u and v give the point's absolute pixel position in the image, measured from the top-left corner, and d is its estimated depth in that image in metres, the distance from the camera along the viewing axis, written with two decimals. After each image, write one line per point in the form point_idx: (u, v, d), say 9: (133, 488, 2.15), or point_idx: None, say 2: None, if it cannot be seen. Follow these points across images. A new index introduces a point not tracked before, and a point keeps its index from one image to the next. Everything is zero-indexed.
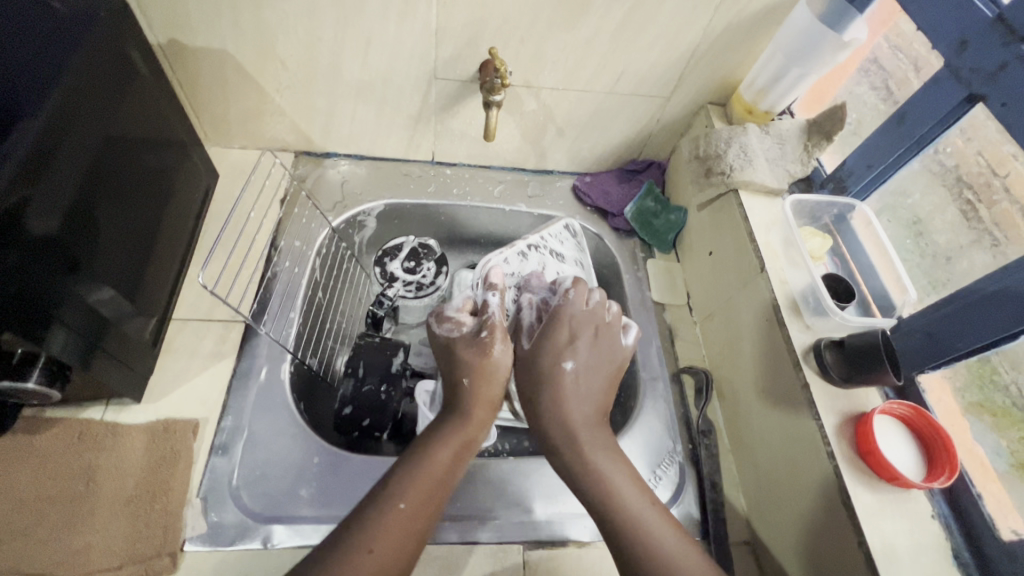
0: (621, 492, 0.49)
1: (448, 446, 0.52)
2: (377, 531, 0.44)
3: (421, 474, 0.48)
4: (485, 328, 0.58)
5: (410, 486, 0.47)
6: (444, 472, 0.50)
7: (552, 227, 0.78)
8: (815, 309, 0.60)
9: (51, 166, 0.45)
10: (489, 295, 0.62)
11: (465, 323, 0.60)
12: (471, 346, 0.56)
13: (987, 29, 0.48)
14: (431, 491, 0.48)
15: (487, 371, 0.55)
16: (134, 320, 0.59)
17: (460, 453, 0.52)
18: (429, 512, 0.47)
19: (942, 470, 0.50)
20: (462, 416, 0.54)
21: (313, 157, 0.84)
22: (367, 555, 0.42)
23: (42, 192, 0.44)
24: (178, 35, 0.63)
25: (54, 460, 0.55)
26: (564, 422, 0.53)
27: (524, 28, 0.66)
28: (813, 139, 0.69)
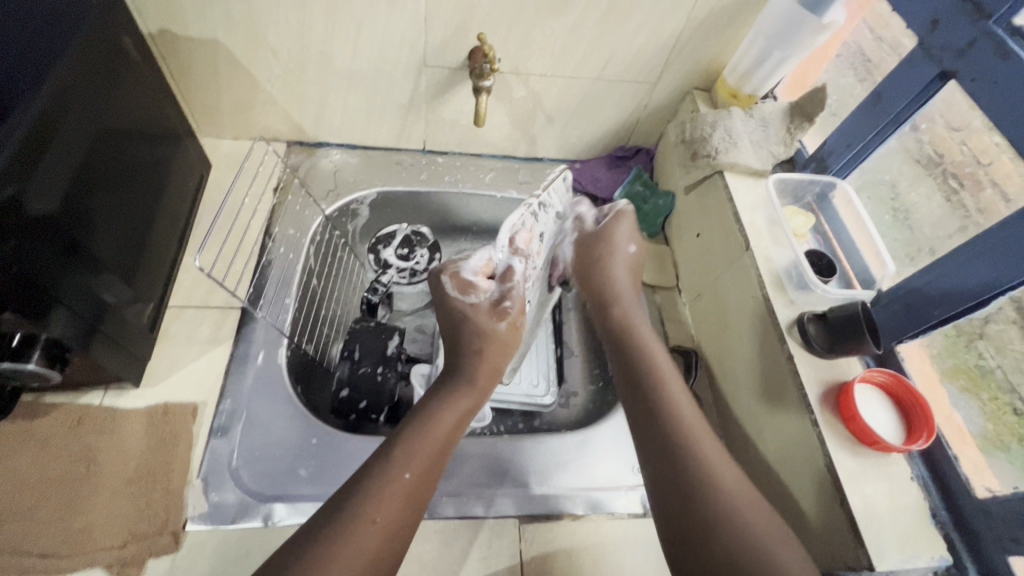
0: (663, 366, 0.59)
1: (452, 412, 0.57)
2: (379, 499, 0.47)
3: (424, 441, 0.53)
4: (507, 299, 0.64)
5: (412, 455, 0.51)
6: (445, 439, 0.54)
7: (552, 179, 0.66)
8: (799, 283, 0.62)
9: (50, 150, 0.46)
10: (514, 262, 0.63)
11: (483, 289, 0.66)
12: (492, 315, 0.64)
13: (956, 7, 0.50)
14: (432, 458, 0.52)
15: (500, 342, 0.64)
16: (132, 306, 0.60)
17: (463, 416, 0.57)
18: (430, 476, 0.52)
19: (919, 433, 0.52)
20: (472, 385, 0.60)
21: (305, 147, 0.85)
22: (371, 525, 0.46)
23: (41, 175, 0.45)
24: (169, 24, 0.64)
25: (53, 444, 0.55)
26: (612, 284, 0.68)
27: (511, 14, 0.67)
28: (796, 122, 0.71)
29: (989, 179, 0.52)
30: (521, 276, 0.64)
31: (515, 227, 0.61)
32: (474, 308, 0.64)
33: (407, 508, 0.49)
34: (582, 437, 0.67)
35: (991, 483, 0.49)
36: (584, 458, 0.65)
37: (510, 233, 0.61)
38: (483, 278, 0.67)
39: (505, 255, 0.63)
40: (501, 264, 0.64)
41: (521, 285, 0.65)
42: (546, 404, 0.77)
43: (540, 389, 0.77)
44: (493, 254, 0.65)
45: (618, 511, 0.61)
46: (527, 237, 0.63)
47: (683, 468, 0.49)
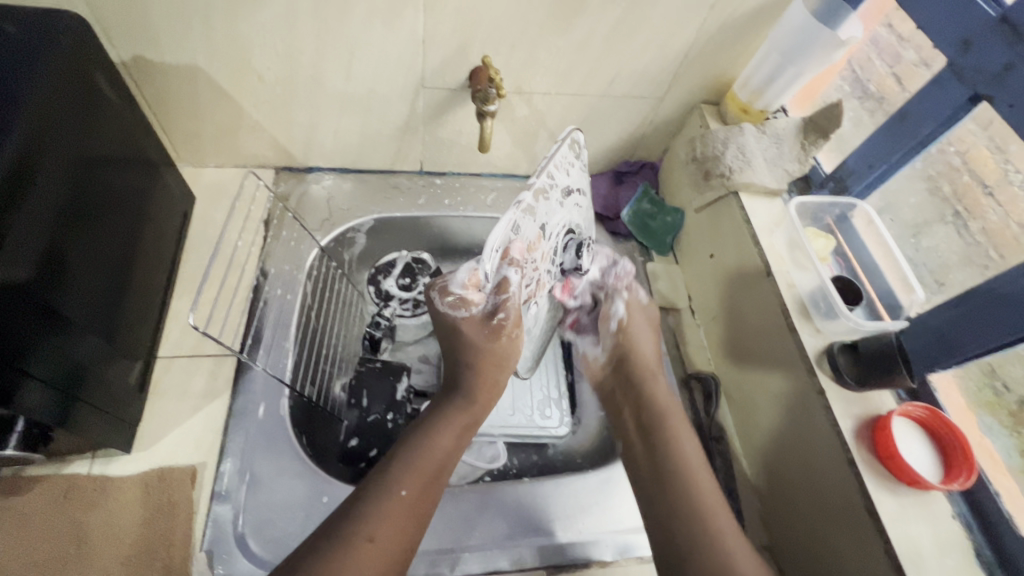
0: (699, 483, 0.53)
1: (448, 434, 0.54)
2: (379, 518, 0.46)
3: (424, 458, 0.51)
4: (500, 310, 0.51)
5: (411, 472, 0.50)
6: (444, 460, 0.53)
7: (553, 155, 0.53)
8: (826, 312, 0.59)
9: (28, 198, 0.42)
10: (507, 273, 0.47)
11: (475, 303, 0.51)
12: (482, 328, 0.53)
13: (991, 29, 0.48)
14: (430, 476, 0.51)
15: (495, 357, 0.56)
16: (117, 365, 0.55)
17: (458, 436, 0.55)
18: (428, 499, 0.50)
19: (960, 470, 0.50)
20: (467, 400, 0.57)
21: (295, 172, 0.80)
22: (368, 544, 0.44)
23: (18, 226, 0.41)
24: (143, 51, 0.59)
25: (39, 523, 0.52)
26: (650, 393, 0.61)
27: (515, 33, 0.63)
28: (810, 137, 0.68)
29: (964, 166, 0.59)
30: (519, 286, 0.49)
31: (514, 226, 0.46)
32: (467, 324, 0.53)
33: (408, 527, 0.47)
34: (604, 475, 0.64)
35: None
36: (608, 500, 0.63)
37: (503, 241, 0.45)
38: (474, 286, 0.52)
39: (494, 266, 0.46)
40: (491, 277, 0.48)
41: (519, 295, 0.50)
42: (560, 435, 0.74)
43: (553, 420, 0.74)
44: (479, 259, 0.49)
45: (646, 553, 0.59)
46: (523, 246, 0.48)
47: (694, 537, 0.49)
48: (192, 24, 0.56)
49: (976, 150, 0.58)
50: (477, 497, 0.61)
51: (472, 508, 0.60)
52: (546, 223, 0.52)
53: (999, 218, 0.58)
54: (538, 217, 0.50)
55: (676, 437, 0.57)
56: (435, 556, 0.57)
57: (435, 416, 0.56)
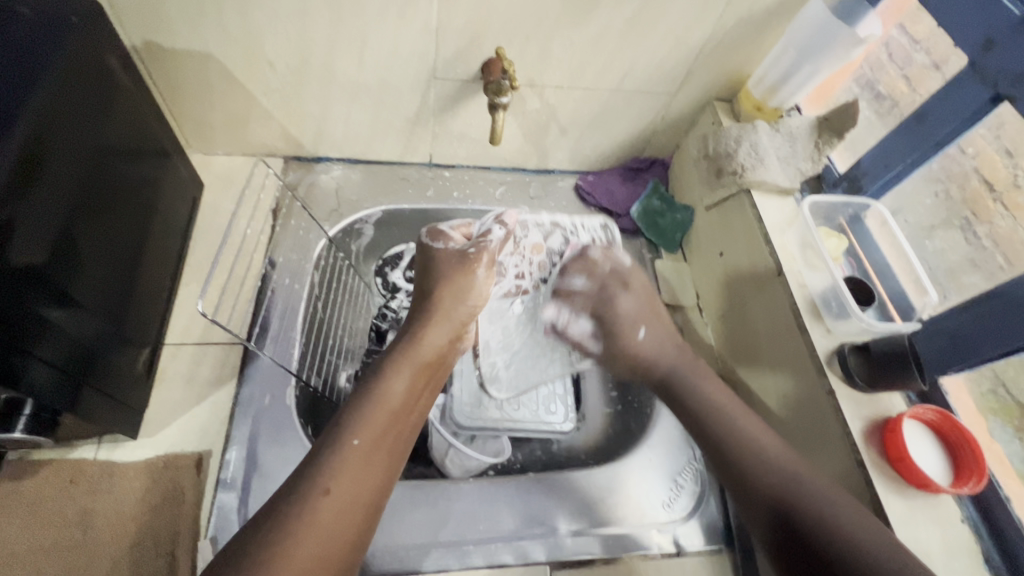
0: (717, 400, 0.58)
1: (401, 378, 0.53)
2: (335, 469, 0.44)
3: (376, 406, 0.50)
4: (474, 248, 0.63)
5: (363, 421, 0.48)
6: (399, 403, 0.51)
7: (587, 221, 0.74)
8: (837, 312, 0.59)
9: (38, 181, 0.42)
10: (494, 227, 0.65)
11: (453, 240, 0.64)
12: (455, 260, 0.62)
13: (1015, 29, 0.48)
14: (384, 422, 0.49)
15: (457, 286, 0.61)
16: (125, 350, 0.55)
17: (412, 380, 0.53)
18: (387, 441, 0.48)
19: (969, 474, 0.50)
20: (415, 343, 0.56)
21: (304, 162, 0.80)
22: (324, 497, 0.43)
23: (28, 209, 0.41)
24: (156, 37, 0.58)
25: (47, 506, 0.52)
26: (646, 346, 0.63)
27: (530, 26, 0.62)
28: (824, 136, 0.68)
29: (973, 169, 0.58)
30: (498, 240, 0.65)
31: (527, 221, 0.71)
32: (443, 254, 0.62)
33: (369, 473, 0.46)
34: (611, 471, 0.64)
35: None
36: (613, 496, 0.62)
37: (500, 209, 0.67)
38: (459, 235, 0.66)
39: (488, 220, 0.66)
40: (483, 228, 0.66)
41: (494, 245, 0.64)
42: (564, 431, 0.72)
43: (557, 415, 0.73)
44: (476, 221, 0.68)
45: (652, 551, 0.59)
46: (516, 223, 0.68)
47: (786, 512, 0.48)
48: (206, 10, 0.56)
49: (986, 153, 0.56)
50: (483, 490, 0.61)
51: (476, 502, 0.60)
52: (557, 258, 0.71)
53: (1007, 223, 0.57)
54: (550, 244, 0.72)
55: (723, 416, 0.56)
56: (438, 549, 0.57)
57: (386, 362, 0.54)
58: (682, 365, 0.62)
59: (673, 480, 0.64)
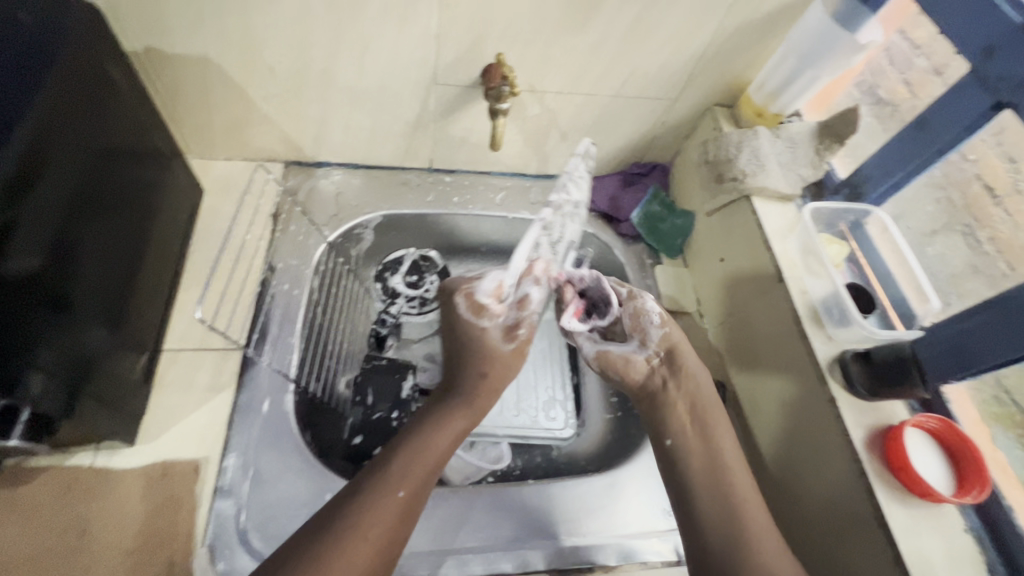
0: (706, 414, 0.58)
1: (449, 433, 0.54)
2: (375, 517, 0.45)
3: (420, 454, 0.51)
4: (521, 325, 0.61)
5: (409, 473, 0.49)
6: (440, 459, 0.52)
7: (569, 165, 0.68)
8: (839, 319, 0.59)
9: (38, 186, 0.42)
10: (531, 290, 0.60)
11: (496, 313, 0.60)
12: (504, 341, 0.60)
13: (1017, 36, 0.47)
14: (427, 477, 0.50)
15: (508, 368, 0.60)
16: (122, 357, 0.54)
17: (457, 437, 0.55)
18: (425, 494, 0.50)
19: (972, 484, 0.50)
20: (467, 399, 0.57)
21: (304, 167, 0.80)
22: (363, 542, 0.44)
23: (28, 214, 0.41)
24: (155, 42, 0.58)
25: (43, 514, 0.51)
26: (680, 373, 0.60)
27: (530, 32, 0.62)
28: (825, 142, 0.68)
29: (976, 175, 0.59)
30: (537, 303, 0.62)
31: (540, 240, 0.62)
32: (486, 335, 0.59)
33: (408, 524, 0.48)
34: (610, 479, 0.64)
35: None
36: (614, 504, 0.62)
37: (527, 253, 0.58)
38: (495, 301, 0.60)
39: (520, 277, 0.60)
40: (517, 293, 0.60)
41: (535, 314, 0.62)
42: (564, 438, 0.73)
43: (558, 422, 0.74)
44: (505, 277, 0.60)
45: (650, 559, 0.59)
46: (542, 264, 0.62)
47: (737, 558, 0.48)
48: (205, 15, 0.56)
49: (985, 158, 0.58)
50: (482, 498, 0.61)
51: (476, 510, 0.60)
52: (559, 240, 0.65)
53: (1008, 228, 0.58)
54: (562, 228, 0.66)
55: (719, 455, 0.55)
56: (436, 557, 0.56)
57: (436, 412, 0.56)
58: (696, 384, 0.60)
59: None
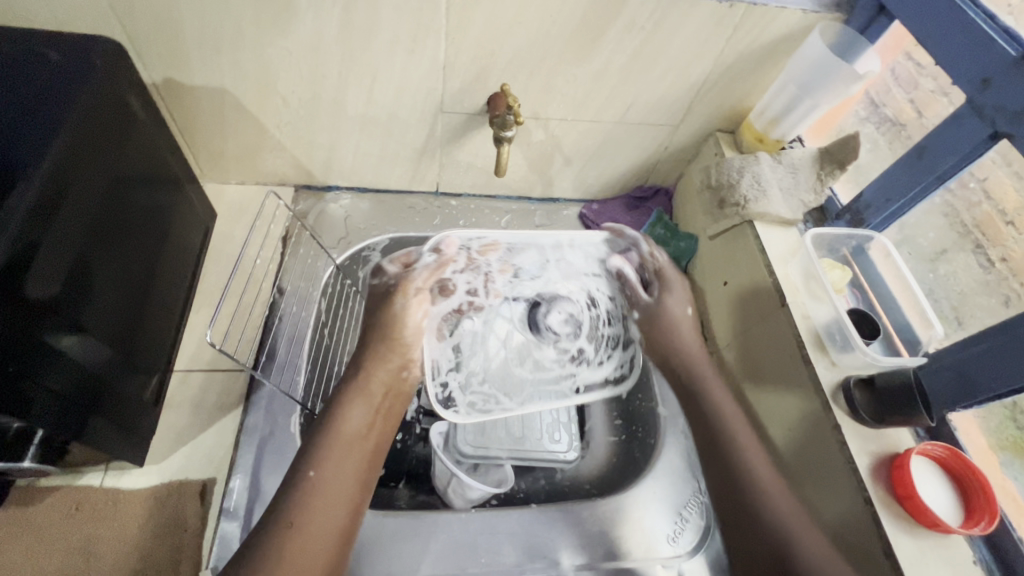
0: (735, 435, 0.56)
1: (360, 409, 0.53)
2: (299, 503, 0.46)
3: (334, 439, 0.50)
4: (397, 283, 0.59)
5: (324, 454, 0.49)
6: (359, 436, 0.52)
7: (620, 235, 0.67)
8: (841, 345, 0.59)
9: (60, 214, 0.44)
10: (427, 254, 0.61)
11: (388, 272, 0.61)
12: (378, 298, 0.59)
13: (1009, 68, 0.48)
14: (347, 456, 0.50)
15: (395, 326, 0.57)
16: (134, 378, 0.55)
17: (374, 409, 0.54)
18: (349, 474, 0.49)
19: (980, 515, 0.49)
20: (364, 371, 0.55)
21: (313, 191, 0.82)
22: (288, 530, 0.45)
23: (48, 242, 0.43)
24: (174, 74, 0.61)
25: (53, 535, 0.52)
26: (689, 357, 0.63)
27: (534, 62, 0.64)
28: (826, 168, 0.69)
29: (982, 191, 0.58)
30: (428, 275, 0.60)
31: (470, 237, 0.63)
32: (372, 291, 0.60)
33: (335, 508, 0.48)
34: (615, 503, 0.63)
35: None
36: (618, 529, 0.62)
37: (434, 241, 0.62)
38: (398, 265, 0.61)
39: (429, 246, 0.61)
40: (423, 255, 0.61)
41: (422, 281, 0.59)
42: (569, 460, 0.72)
43: (562, 444, 0.73)
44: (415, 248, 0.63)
45: None
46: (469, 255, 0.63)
47: None
48: (222, 48, 0.59)
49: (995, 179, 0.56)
50: (485, 521, 0.61)
51: (478, 533, 0.60)
52: (547, 292, 0.66)
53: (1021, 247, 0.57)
54: (575, 259, 0.67)
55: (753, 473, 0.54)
56: None
57: (342, 390, 0.54)
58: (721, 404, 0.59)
59: (678, 513, 0.63)
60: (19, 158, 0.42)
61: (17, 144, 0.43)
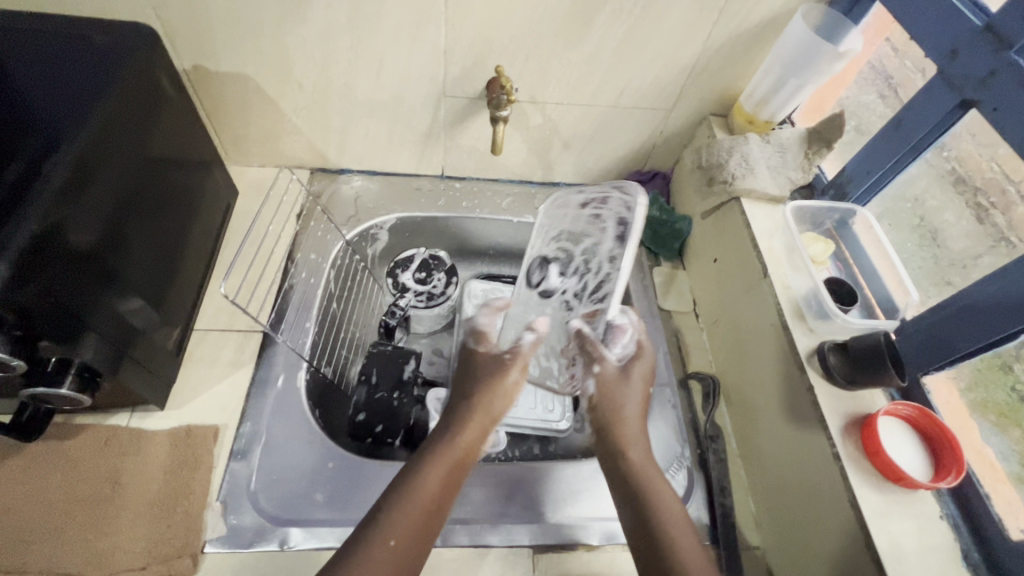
0: (657, 490, 0.54)
1: (438, 475, 0.53)
2: (365, 563, 0.45)
3: (412, 501, 0.50)
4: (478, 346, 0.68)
5: (399, 518, 0.49)
6: (432, 503, 0.51)
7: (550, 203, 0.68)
8: (818, 312, 0.60)
9: (99, 172, 0.50)
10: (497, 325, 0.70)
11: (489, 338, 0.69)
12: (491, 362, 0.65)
13: (976, 38, 0.50)
14: (420, 520, 0.50)
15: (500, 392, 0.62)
16: (160, 329, 0.61)
17: (451, 475, 0.54)
18: (416, 543, 0.49)
19: (948, 471, 0.50)
20: (450, 440, 0.57)
21: (328, 173, 0.88)
22: None
23: (89, 193, 0.48)
24: (203, 61, 0.68)
25: (83, 466, 0.58)
26: (615, 412, 0.60)
27: (529, 47, 0.69)
28: (813, 147, 0.70)
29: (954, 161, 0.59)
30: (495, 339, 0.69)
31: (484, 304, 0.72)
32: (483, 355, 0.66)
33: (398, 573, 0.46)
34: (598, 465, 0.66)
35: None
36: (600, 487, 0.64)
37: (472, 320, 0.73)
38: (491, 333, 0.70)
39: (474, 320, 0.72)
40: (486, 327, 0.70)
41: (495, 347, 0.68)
42: (561, 430, 0.75)
43: (555, 414, 0.76)
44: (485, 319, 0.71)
45: None
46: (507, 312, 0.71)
47: None
48: (245, 36, 0.65)
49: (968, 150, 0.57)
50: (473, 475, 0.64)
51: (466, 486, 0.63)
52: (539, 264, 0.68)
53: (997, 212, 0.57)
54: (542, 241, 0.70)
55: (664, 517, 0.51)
56: None
57: (426, 456, 0.55)
58: (648, 474, 0.55)
59: (660, 476, 0.65)
60: (69, 119, 0.48)
61: (68, 108, 0.49)
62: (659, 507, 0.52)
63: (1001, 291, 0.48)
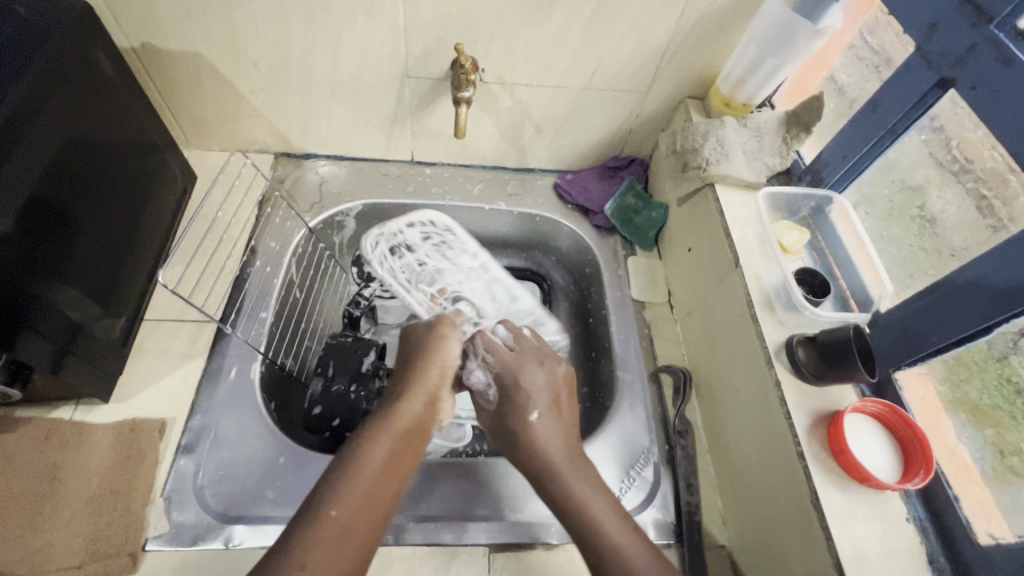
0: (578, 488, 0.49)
1: (380, 446, 0.48)
2: (310, 542, 0.40)
3: (354, 474, 0.45)
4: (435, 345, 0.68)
5: (341, 491, 0.44)
6: (378, 471, 0.46)
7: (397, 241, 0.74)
8: (787, 303, 0.58)
9: (18, 148, 0.47)
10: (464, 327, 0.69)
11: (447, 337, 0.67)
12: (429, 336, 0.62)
13: (956, 12, 0.47)
14: (366, 492, 0.44)
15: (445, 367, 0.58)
16: (103, 319, 0.59)
17: (398, 445, 0.49)
18: (368, 514, 0.44)
19: (916, 470, 0.48)
20: (392, 411, 0.52)
21: (293, 158, 0.85)
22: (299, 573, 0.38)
23: (6, 172, 0.45)
24: (150, 38, 0.64)
25: (20, 460, 0.55)
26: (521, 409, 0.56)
27: (492, 24, 0.65)
28: (791, 131, 0.67)
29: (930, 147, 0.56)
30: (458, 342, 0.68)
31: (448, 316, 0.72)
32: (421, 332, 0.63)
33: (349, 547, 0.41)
34: None
35: (996, 528, 0.46)
36: None
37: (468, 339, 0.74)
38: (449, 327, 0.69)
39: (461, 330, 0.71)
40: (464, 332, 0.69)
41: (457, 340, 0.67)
42: None
43: None
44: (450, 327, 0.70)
45: None
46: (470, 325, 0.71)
47: None
48: (191, 11, 0.62)
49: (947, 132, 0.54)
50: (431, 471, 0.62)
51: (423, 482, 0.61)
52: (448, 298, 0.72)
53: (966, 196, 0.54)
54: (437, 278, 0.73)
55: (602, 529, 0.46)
56: None
57: (364, 429, 0.50)
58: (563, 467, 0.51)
59: (625, 474, 0.63)
60: None
61: None
62: (587, 510, 0.47)
63: (981, 280, 0.45)
